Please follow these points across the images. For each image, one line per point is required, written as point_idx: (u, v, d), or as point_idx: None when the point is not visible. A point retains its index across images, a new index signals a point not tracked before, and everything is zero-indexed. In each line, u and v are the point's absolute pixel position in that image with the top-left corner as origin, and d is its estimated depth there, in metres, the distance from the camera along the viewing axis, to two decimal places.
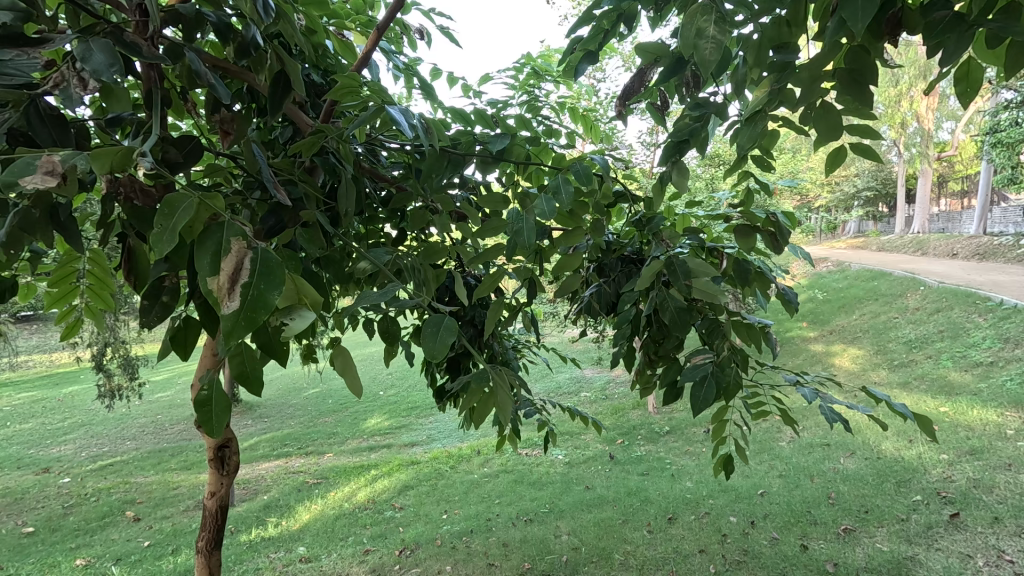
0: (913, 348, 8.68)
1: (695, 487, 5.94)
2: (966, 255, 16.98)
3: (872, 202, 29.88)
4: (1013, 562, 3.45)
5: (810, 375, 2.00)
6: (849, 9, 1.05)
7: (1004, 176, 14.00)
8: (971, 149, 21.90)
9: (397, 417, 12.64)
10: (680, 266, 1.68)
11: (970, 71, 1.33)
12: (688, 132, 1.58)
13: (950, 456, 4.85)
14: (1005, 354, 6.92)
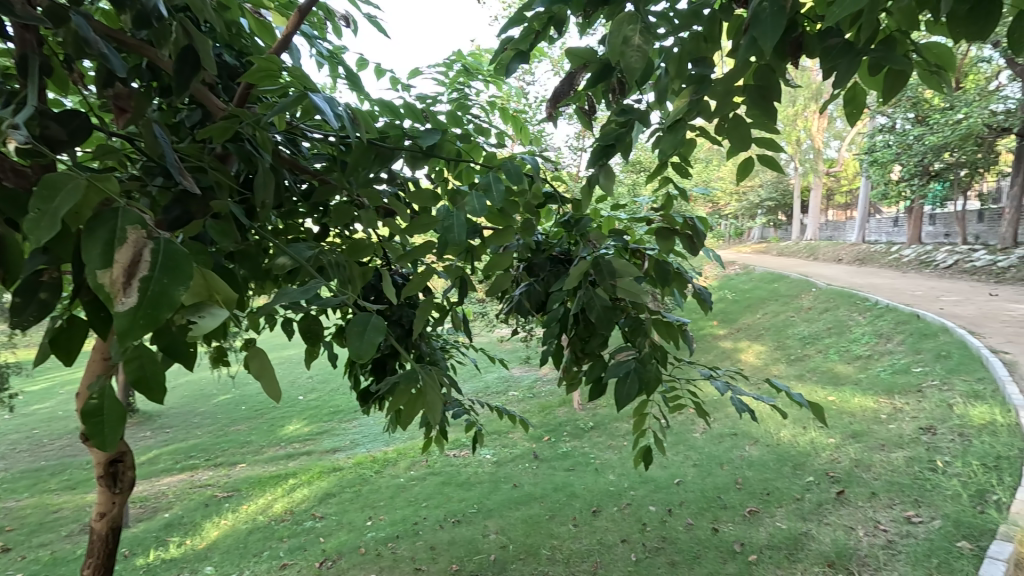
0: (807, 344, 9.61)
1: (617, 480, 6.19)
2: (849, 260, 19.11)
3: (773, 211, 32.84)
4: (887, 530, 3.71)
5: (721, 369, 2.14)
6: (759, 29, 1.14)
7: (879, 191, 15.89)
8: (854, 167, 24.70)
9: (318, 422, 12.07)
10: (606, 266, 1.75)
11: (855, 95, 1.50)
12: (614, 137, 1.64)
13: (836, 439, 5.35)
14: (880, 346, 7.81)
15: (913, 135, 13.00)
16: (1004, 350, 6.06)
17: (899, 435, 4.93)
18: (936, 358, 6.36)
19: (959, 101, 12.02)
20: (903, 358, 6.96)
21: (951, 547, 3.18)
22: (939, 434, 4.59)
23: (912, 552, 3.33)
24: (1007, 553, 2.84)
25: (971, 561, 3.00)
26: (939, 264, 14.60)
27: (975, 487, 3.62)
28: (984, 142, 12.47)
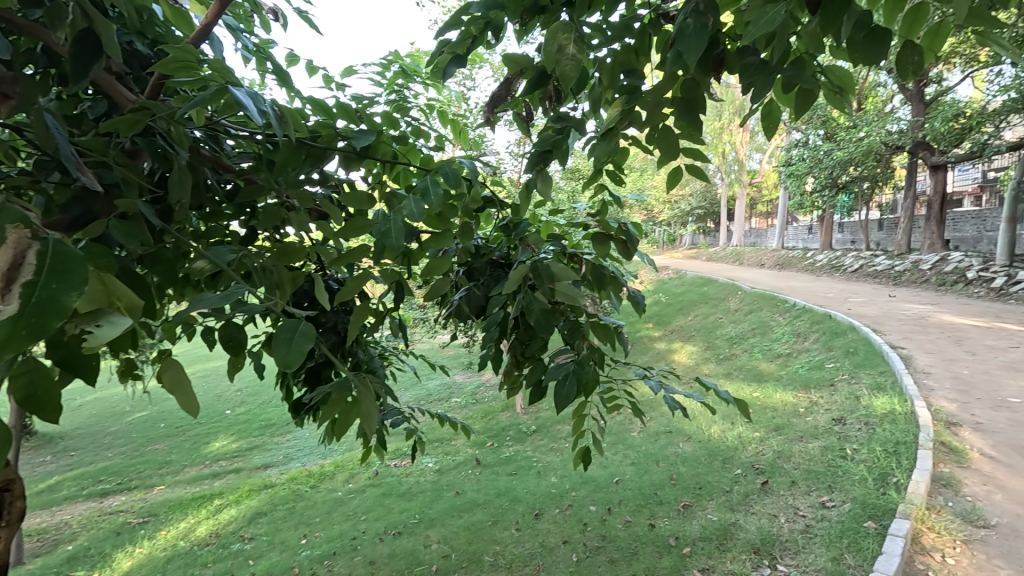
0: (734, 344, 10.20)
1: (559, 482, 6.27)
2: (770, 265, 20.57)
3: (703, 219, 34.79)
4: (805, 516, 3.86)
5: (654, 369, 2.22)
6: (684, 43, 1.20)
7: (795, 201, 17.21)
8: (773, 179, 26.63)
9: (248, 437, 11.39)
10: (544, 270, 1.77)
11: (771, 111, 1.61)
12: (551, 143, 1.67)
13: (760, 432, 5.68)
14: (797, 345, 8.42)
15: (823, 150, 14.18)
16: (901, 346, 6.70)
17: (815, 426, 5.24)
18: (845, 354, 6.93)
19: (861, 121, 13.28)
20: (817, 355, 7.54)
21: (858, 527, 3.34)
22: (849, 424, 4.91)
23: (826, 535, 3.48)
24: (904, 530, 3.06)
25: (874, 538, 3.20)
26: (847, 268, 15.99)
27: (877, 469, 3.84)
28: (882, 158, 13.83)
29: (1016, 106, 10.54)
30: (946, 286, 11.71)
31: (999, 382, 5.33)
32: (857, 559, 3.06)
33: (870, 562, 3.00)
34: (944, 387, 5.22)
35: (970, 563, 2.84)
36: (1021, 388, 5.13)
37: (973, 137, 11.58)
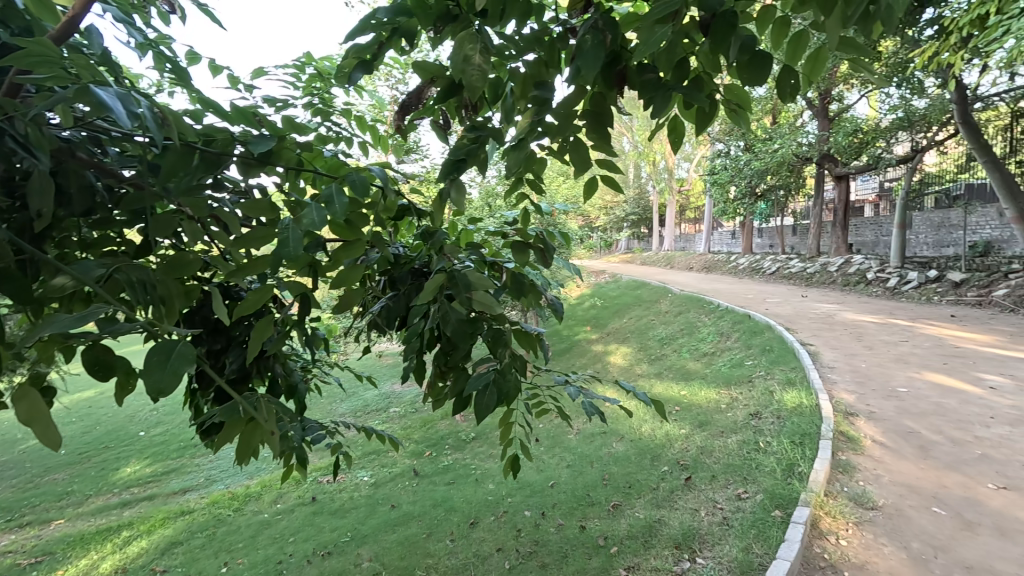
0: (664, 344, 10.67)
1: (496, 488, 6.25)
2: (698, 268, 21.76)
3: (637, 225, 36.29)
4: (723, 508, 3.95)
5: (575, 373, 2.27)
6: (582, 59, 1.24)
7: (719, 207, 18.26)
8: (700, 187, 28.23)
9: (164, 460, 10.54)
10: (462, 280, 1.76)
11: (676, 125, 1.69)
12: (465, 152, 1.66)
13: (686, 429, 5.93)
14: (721, 343, 8.89)
15: (743, 161, 15.17)
16: (810, 344, 7.25)
17: (734, 421, 5.54)
18: (762, 352, 7.41)
19: (775, 134, 14.33)
20: (738, 353, 7.99)
21: (766, 517, 3.43)
22: (764, 418, 5.22)
23: (739, 526, 3.52)
24: (805, 516, 3.23)
25: (779, 526, 3.29)
26: (765, 270, 17.16)
27: (785, 461, 4.05)
28: (793, 169, 14.98)
29: (903, 124, 11.76)
30: (850, 286, 12.82)
31: (891, 373, 5.88)
32: (764, 547, 3.13)
33: (774, 549, 3.09)
34: (845, 380, 5.68)
35: (859, 543, 3.06)
36: (909, 378, 5.68)
37: (869, 151, 12.80)
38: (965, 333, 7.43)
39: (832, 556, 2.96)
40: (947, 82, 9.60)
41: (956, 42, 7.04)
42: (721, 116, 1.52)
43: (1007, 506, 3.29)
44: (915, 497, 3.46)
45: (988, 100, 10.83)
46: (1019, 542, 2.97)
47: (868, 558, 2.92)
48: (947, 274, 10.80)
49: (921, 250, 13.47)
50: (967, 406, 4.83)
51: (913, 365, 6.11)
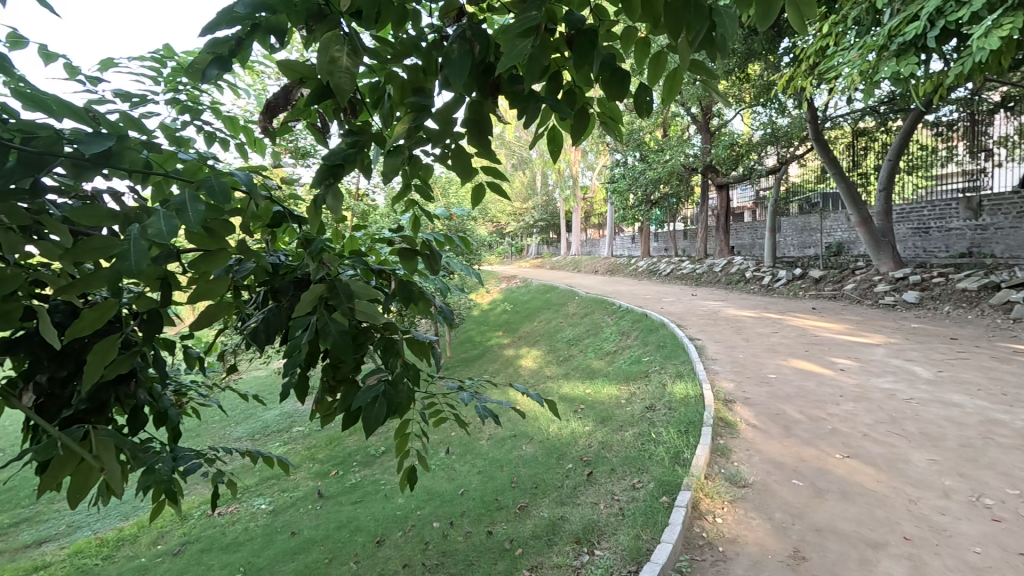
0: (572, 345, 11.10)
1: (405, 502, 6.08)
2: (603, 271, 22.95)
3: (547, 230, 37.52)
4: (619, 499, 4.10)
5: (470, 379, 2.28)
6: (449, 69, 1.27)
7: (620, 214, 19.37)
8: (603, 195, 29.82)
9: (13, 510, 9.03)
10: (343, 289, 1.69)
11: (554, 136, 1.76)
12: (342, 157, 1.60)
13: (590, 426, 6.17)
14: (622, 342, 9.38)
15: (638, 170, 16.26)
16: (698, 338, 7.88)
17: (632, 415, 5.86)
18: (657, 347, 7.94)
19: (665, 146, 15.52)
20: (637, 350, 8.48)
21: (655, 504, 3.62)
22: (657, 410, 5.56)
23: (632, 514, 3.65)
24: (687, 499, 3.47)
25: (665, 511, 3.48)
26: (661, 272, 18.45)
27: (673, 450, 4.33)
28: (682, 178, 16.27)
29: (771, 139, 13.25)
30: (732, 284, 14.17)
31: (763, 362, 6.55)
32: (651, 533, 3.28)
33: (659, 533, 3.26)
34: (726, 371, 6.24)
35: (732, 520, 3.35)
36: (778, 366, 6.37)
37: (744, 162, 14.25)
38: (822, 323, 8.50)
39: (709, 535, 3.21)
40: (803, 104, 10.98)
41: (805, 69, 8.09)
42: (593, 128, 1.60)
43: (849, 472, 3.79)
44: (779, 472, 3.88)
45: (835, 120, 12.54)
46: (857, 502, 3.43)
47: (739, 532, 3.21)
48: (809, 272, 12.29)
49: (789, 250, 15.45)
50: (822, 387, 5.52)
51: (781, 353, 6.87)
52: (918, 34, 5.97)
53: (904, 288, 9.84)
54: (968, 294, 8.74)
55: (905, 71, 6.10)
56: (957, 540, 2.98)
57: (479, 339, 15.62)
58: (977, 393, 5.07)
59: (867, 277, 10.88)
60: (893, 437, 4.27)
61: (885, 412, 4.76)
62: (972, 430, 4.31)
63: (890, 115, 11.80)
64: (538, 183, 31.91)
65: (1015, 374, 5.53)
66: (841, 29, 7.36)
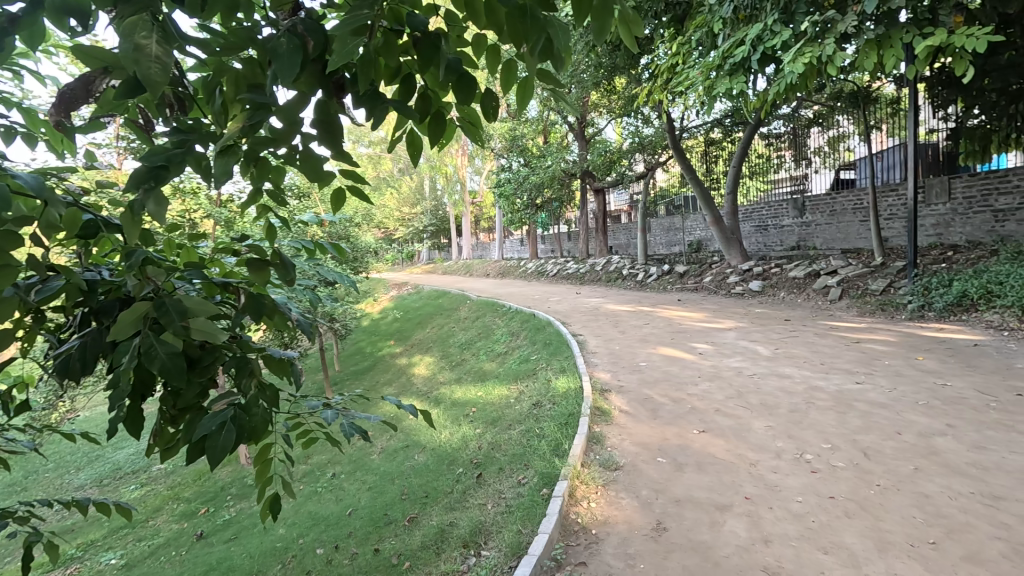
0: (464, 348, 11.15)
1: (286, 532, 5.68)
2: (494, 274, 23.38)
3: (438, 236, 37.36)
4: (505, 496, 4.18)
5: (337, 397, 2.19)
6: (278, 64, 1.22)
7: (507, 217, 19.88)
8: (491, 200, 30.42)
9: None
10: (173, 306, 1.50)
11: (413, 139, 1.70)
12: (165, 157, 1.41)
13: (480, 428, 6.23)
14: (511, 342, 9.62)
15: (522, 175, 16.84)
16: (580, 334, 8.33)
17: (519, 412, 6.01)
18: (543, 345, 8.26)
19: (547, 152, 16.25)
20: (525, 348, 8.74)
21: (536, 497, 3.76)
22: (542, 405, 5.77)
23: (515, 511, 3.74)
24: (563, 489, 3.63)
25: (544, 503, 3.62)
26: (548, 273, 19.26)
27: (554, 442, 4.52)
28: (563, 183, 17.15)
29: (639, 147, 14.55)
30: (611, 281, 15.23)
31: (636, 352, 7.10)
32: (530, 526, 3.39)
33: (537, 525, 3.38)
34: (604, 363, 6.66)
35: (604, 503, 3.56)
36: (649, 354, 6.95)
37: (616, 168, 15.38)
38: (685, 313, 9.44)
39: (583, 520, 3.38)
40: (662, 116, 12.13)
41: (661, 83, 8.99)
42: (449, 131, 1.59)
43: (704, 445, 4.24)
44: (645, 452, 4.22)
45: (690, 131, 14.05)
46: (709, 471, 3.84)
47: (610, 514, 3.43)
48: (675, 267, 13.56)
49: (658, 248, 17.01)
50: (684, 371, 6.12)
51: (651, 343, 7.50)
52: (744, 56, 6.92)
53: (750, 279, 11.28)
54: (798, 281, 10.24)
55: (737, 89, 7.04)
56: (785, 493, 3.47)
57: (369, 350, 15.02)
58: (803, 365, 5.96)
59: (722, 270, 12.30)
60: (739, 409, 4.86)
61: (733, 388, 5.40)
62: (799, 396, 5.05)
63: (733, 127, 13.48)
64: (426, 188, 31.54)
65: (831, 346, 6.60)
66: (687, 50, 8.28)
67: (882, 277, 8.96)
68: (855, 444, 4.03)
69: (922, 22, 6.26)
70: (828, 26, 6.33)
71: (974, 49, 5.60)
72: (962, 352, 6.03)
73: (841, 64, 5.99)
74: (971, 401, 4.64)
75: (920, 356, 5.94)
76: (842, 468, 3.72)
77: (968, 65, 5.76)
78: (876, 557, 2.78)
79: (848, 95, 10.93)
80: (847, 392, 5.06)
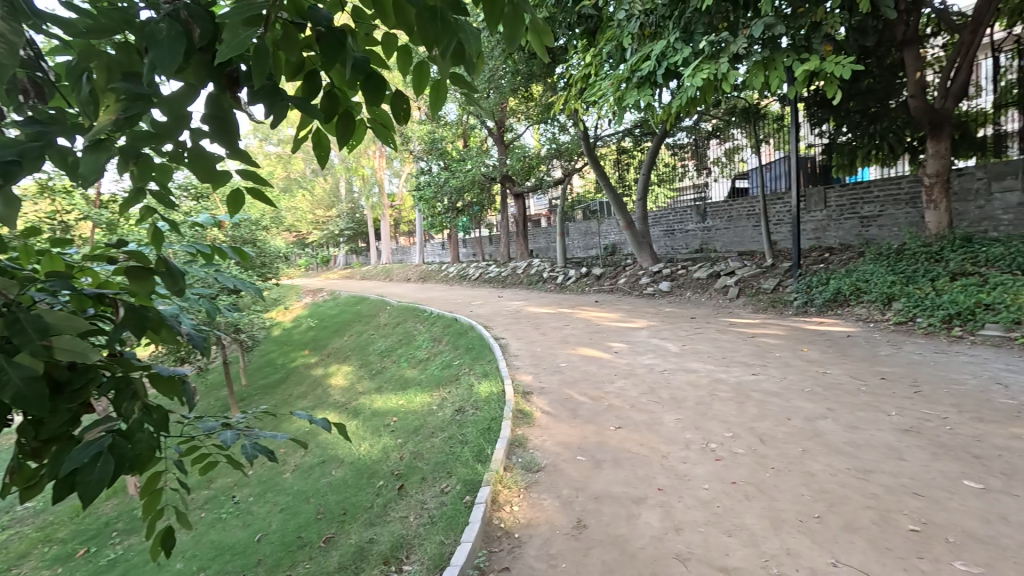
0: (385, 356, 10.82)
1: (185, 568, 5.16)
2: (414, 279, 22.95)
3: (354, 240, 36.02)
4: (427, 507, 4.08)
5: (238, 415, 2.02)
6: (155, 51, 1.11)
7: (427, 221, 19.60)
8: (410, 203, 29.82)
9: None
10: (29, 323, 1.29)
11: (320, 139, 1.60)
12: (17, 151, 1.22)
13: (401, 438, 6.06)
14: (433, 348, 9.48)
15: (442, 178, 16.69)
16: (502, 337, 8.39)
17: (441, 419, 5.92)
18: (465, 349, 8.22)
19: (467, 156, 16.22)
20: (447, 354, 8.65)
21: (459, 505, 3.71)
22: (465, 410, 5.72)
23: (437, 521, 3.67)
24: (486, 495, 3.61)
25: (467, 511, 3.59)
26: (470, 277, 19.22)
27: (476, 448, 4.50)
28: (483, 187, 17.23)
29: (556, 153, 14.99)
30: (532, 284, 15.51)
31: (556, 353, 7.26)
32: (453, 536, 3.33)
33: (461, 534, 3.34)
34: (525, 365, 6.74)
35: (526, 505, 3.60)
36: (568, 354, 7.15)
37: (535, 173, 15.69)
38: (602, 314, 9.82)
39: (506, 524, 3.39)
40: (577, 124, 12.56)
41: (575, 93, 9.32)
42: (358, 132, 1.51)
43: (620, 441, 4.42)
44: (565, 451, 4.32)
45: (604, 139, 14.69)
46: (625, 466, 4.01)
47: (532, 516, 3.46)
48: (592, 269, 14.06)
49: (576, 251, 17.58)
50: (601, 370, 6.35)
51: (570, 343, 7.72)
52: (650, 70, 7.38)
53: (660, 280, 11.97)
54: (702, 281, 11.02)
55: (644, 101, 7.47)
56: (693, 482, 3.70)
57: (280, 361, 14.11)
58: (708, 359, 6.41)
59: (635, 271, 12.94)
60: (652, 404, 5.13)
61: (646, 384, 5.70)
62: (704, 389, 5.43)
63: (642, 137, 14.26)
64: (342, 190, 30.28)
65: (730, 341, 7.17)
66: (598, 62, 8.66)
67: (772, 276, 9.89)
68: (753, 431, 4.40)
69: (800, 49, 7.00)
70: (721, 47, 6.90)
71: (842, 74, 6.36)
72: (838, 342, 6.81)
73: (734, 82, 6.54)
74: (846, 386, 5.24)
75: (805, 348, 6.62)
76: (741, 454, 4.04)
77: (838, 88, 6.52)
78: (771, 534, 3.04)
79: (741, 111, 12.00)
80: (745, 383, 5.52)
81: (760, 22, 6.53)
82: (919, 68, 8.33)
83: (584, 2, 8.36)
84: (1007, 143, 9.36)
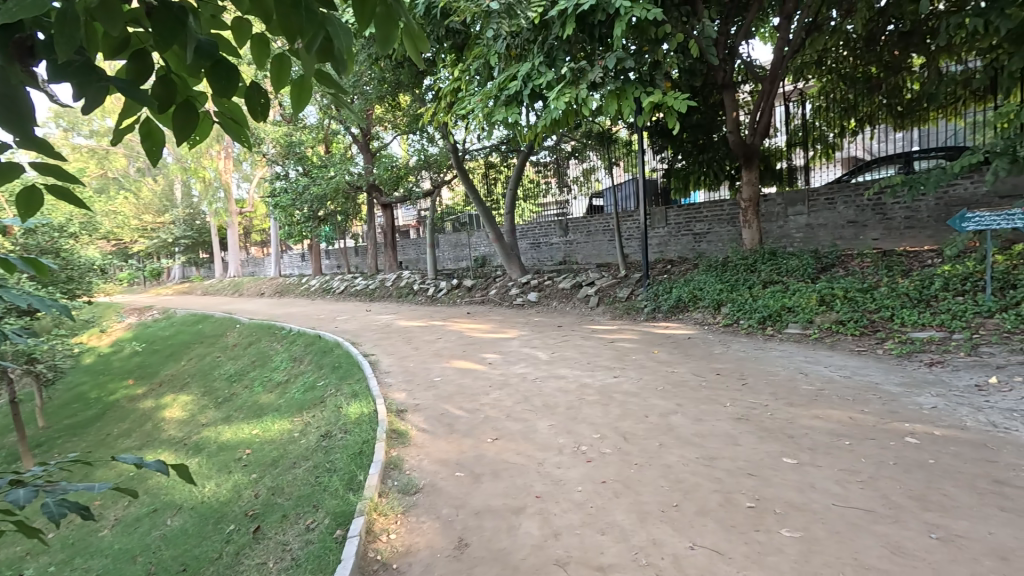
0: (234, 381, 9.64)
1: None
2: (269, 293, 20.90)
3: (193, 250, 31.72)
4: (290, 548, 3.68)
5: (34, 467, 1.60)
6: None
7: (285, 230, 18.05)
8: (263, 210, 27.20)
9: None
10: None
11: (151, 130, 1.35)
12: None
13: (256, 473, 5.42)
14: (293, 368, 8.68)
15: (301, 184, 15.50)
16: (371, 354, 7.98)
17: (305, 447, 5.41)
18: (331, 368, 7.65)
19: (329, 162, 15.26)
20: (310, 374, 7.98)
21: (329, 541, 3.41)
22: (332, 436, 5.31)
23: (304, 562, 3.33)
24: (360, 526, 3.37)
25: (338, 547, 3.31)
26: (334, 290, 18.08)
27: (347, 475, 4.19)
28: (347, 196, 16.39)
29: (424, 165, 14.88)
30: (401, 296, 15.10)
31: (430, 367, 7.13)
32: None
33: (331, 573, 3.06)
34: (398, 382, 6.48)
35: (404, 531, 3.43)
36: (442, 368, 7.05)
37: (403, 184, 15.40)
38: (475, 325, 9.92)
39: (383, 556, 3.19)
40: (446, 137, 12.60)
41: (445, 106, 9.35)
42: (201, 126, 1.30)
43: (498, 452, 4.46)
44: (444, 468, 4.23)
45: (472, 154, 14.94)
46: (503, 477, 4.05)
47: (410, 542, 3.31)
48: (463, 281, 14.13)
49: (446, 263, 17.52)
50: (476, 382, 6.36)
51: (445, 356, 7.64)
52: (517, 90, 7.75)
53: (528, 291, 12.46)
54: (566, 291, 11.70)
55: (512, 119, 7.75)
56: (568, 485, 3.86)
57: (94, 395, 11.77)
58: (575, 365, 6.80)
59: (504, 283, 13.30)
60: (527, 412, 5.27)
61: (520, 393, 5.84)
62: (573, 394, 5.74)
63: (508, 154, 14.79)
64: (178, 194, 26.51)
65: (594, 347, 7.70)
66: (467, 78, 8.86)
67: (626, 286, 10.89)
68: (617, 430, 4.75)
69: (646, 81, 7.86)
70: (581, 74, 7.46)
71: (679, 108, 7.30)
72: (682, 344, 7.71)
73: (592, 107, 7.11)
74: (691, 383, 5.93)
75: (656, 350, 7.37)
76: (609, 453, 4.33)
77: (676, 120, 7.45)
78: (638, 527, 3.29)
79: (596, 135, 13.19)
80: (609, 386, 5.95)
81: (613, 55, 7.21)
82: (734, 109, 9.87)
83: (452, 18, 8.48)
84: (796, 175, 11.61)
